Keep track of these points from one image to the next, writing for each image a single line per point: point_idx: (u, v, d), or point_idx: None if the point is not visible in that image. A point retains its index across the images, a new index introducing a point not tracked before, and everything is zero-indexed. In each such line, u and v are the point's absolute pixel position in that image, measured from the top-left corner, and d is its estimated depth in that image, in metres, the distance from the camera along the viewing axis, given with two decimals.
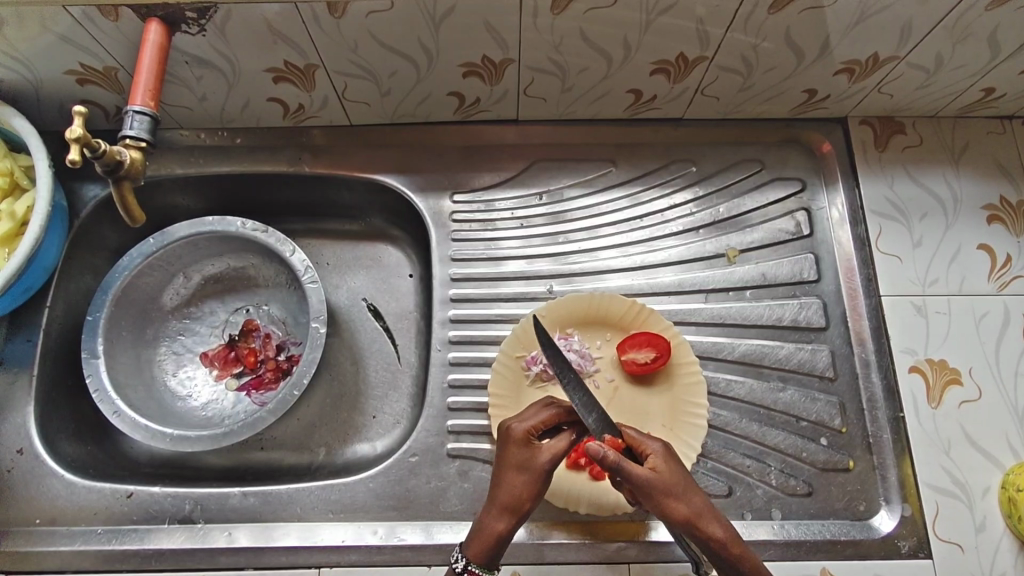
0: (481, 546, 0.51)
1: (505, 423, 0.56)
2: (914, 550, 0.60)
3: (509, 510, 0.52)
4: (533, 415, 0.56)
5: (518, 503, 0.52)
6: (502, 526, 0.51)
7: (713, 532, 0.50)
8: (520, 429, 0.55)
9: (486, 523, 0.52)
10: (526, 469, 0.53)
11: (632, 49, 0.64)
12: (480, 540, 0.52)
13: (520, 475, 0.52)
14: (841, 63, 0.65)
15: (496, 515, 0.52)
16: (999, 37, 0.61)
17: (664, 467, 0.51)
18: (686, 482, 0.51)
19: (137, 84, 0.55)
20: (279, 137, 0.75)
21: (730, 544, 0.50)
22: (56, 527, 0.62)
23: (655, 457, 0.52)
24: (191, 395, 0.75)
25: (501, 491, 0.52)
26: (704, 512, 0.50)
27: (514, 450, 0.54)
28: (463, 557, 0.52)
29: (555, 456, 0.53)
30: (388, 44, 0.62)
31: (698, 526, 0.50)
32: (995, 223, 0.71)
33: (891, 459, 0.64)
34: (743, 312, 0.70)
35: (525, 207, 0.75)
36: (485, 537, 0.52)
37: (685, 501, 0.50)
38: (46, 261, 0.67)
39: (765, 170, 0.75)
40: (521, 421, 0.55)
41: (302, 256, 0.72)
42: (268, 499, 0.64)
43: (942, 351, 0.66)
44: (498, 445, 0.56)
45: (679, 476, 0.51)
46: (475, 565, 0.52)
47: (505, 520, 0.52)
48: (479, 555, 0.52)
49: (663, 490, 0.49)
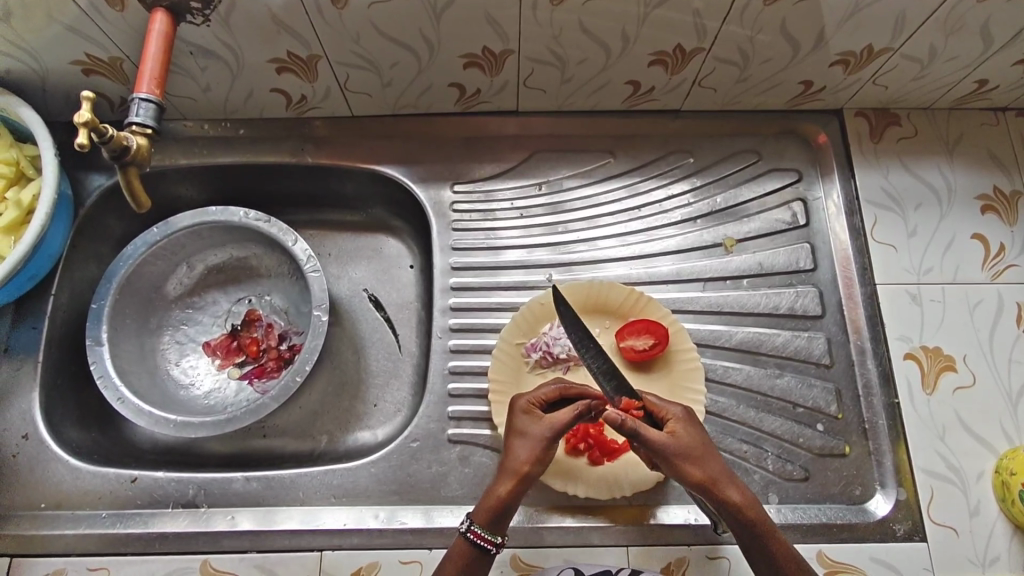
0: (485, 509, 0.52)
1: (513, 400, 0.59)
2: (909, 533, 0.61)
3: (511, 473, 0.53)
4: (538, 390, 0.59)
5: (519, 467, 0.53)
6: (505, 489, 0.53)
7: (730, 497, 0.52)
8: (523, 400, 0.57)
9: (492, 487, 0.54)
10: (528, 436, 0.55)
11: (631, 41, 0.65)
12: (484, 502, 0.53)
13: (522, 442, 0.55)
14: (836, 54, 0.66)
15: (501, 479, 0.53)
16: (991, 29, 0.62)
17: (683, 431, 0.54)
18: (701, 446, 0.54)
19: (143, 72, 0.55)
20: (281, 128, 0.76)
21: (746, 509, 0.51)
22: (62, 511, 0.63)
23: (676, 422, 0.55)
24: (195, 383, 0.76)
25: (506, 459, 0.55)
26: (721, 477, 0.53)
27: (517, 420, 0.56)
28: (468, 521, 0.53)
29: (555, 425, 0.55)
30: (390, 35, 0.63)
31: (714, 489, 0.52)
32: (989, 213, 0.72)
33: (886, 445, 0.65)
34: (741, 300, 0.71)
35: (524, 197, 0.76)
36: (489, 500, 0.53)
37: (700, 464, 0.52)
38: (51, 249, 0.68)
39: (762, 162, 0.76)
40: (523, 394, 0.58)
41: (304, 245, 0.73)
42: (270, 484, 0.65)
43: (937, 338, 0.67)
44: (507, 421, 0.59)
45: (697, 441, 0.54)
46: (477, 527, 0.52)
47: (507, 483, 0.53)
48: (482, 518, 0.52)
49: (678, 453, 0.52)
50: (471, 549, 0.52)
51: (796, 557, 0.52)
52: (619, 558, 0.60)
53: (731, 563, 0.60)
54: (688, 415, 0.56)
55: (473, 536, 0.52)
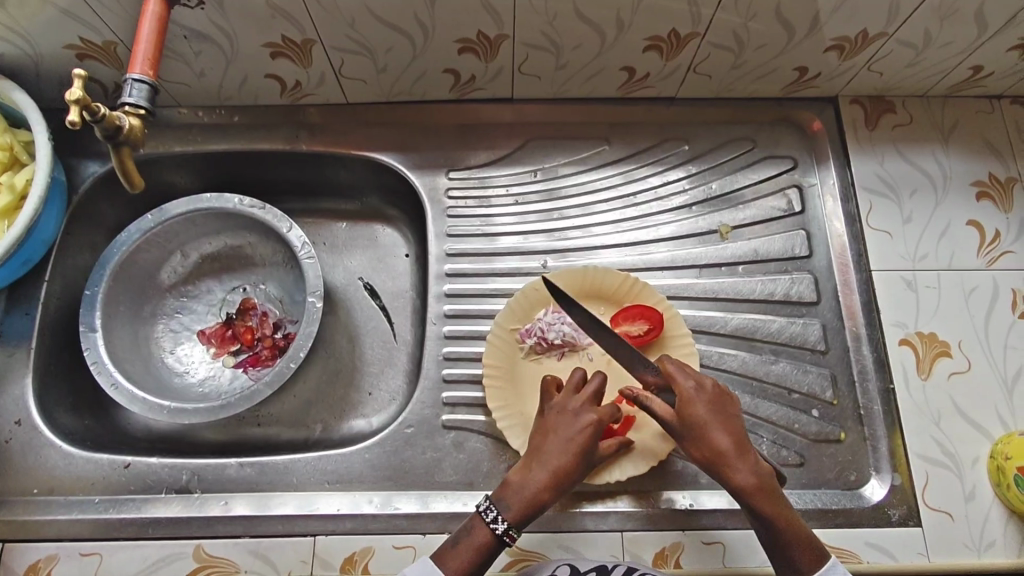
0: (525, 512, 0.52)
1: (583, 412, 0.56)
2: (904, 518, 0.61)
3: (558, 485, 0.53)
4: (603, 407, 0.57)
5: (566, 482, 0.53)
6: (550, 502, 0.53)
7: (734, 478, 0.51)
8: (589, 415, 0.56)
9: (535, 488, 0.52)
10: (586, 452, 0.54)
11: (625, 26, 0.64)
12: (526, 504, 0.52)
13: (580, 458, 0.54)
14: (831, 40, 0.66)
15: (550, 491, 0.53)
16: (986, 14, 0.62)
17: (692, 408, 0.54)
18: (711, 424, 0.53)
19: (136, 53, 0.55)
20: (276, 115, 0.76)
21: (751, 492, 0.51)
22: (55, 496, 0.62)
23: (686, 397, 0.54)
24: (190, 371, 0.76)
25: (557, 464, 0.53)
26: (729, 454, 0.52)
27: (584, 437, 0.54)
28: (506, 522, 0.51)
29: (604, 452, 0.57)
30: (384, 19, 0.63)
31: (718, 467, 0.52)
32: (984, 200, 0.72)
33: (881, 431, 0.64)
34: (736, 286, 0.71)
35: (519, 184, 0.76)
36: (530, 502, 0.52)
37: (704, 445, 0.52)
38: (45, 234, 0.68)
39: (757, 149, 0.76)
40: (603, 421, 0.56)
41: (299, 232, 0.72)
42: (264, 469, 0.65)
43: (932, 324, 0.67)
44: (565, 422, 0.55)
45: (705, 419, 0.53)
46: (514, 530, 0.51)
47: (552, 494, 0.53)
48: (520, 520, 0.51)
49: (677, 432, 0.54)
50: (494, 543, 0.51)
51: (812, 544, 0.51)
52: (614, 544, 0.60)
53: (726, 547, 0.59)
54: (703, 389, 0.55)
55: (508, 540, 0.51)
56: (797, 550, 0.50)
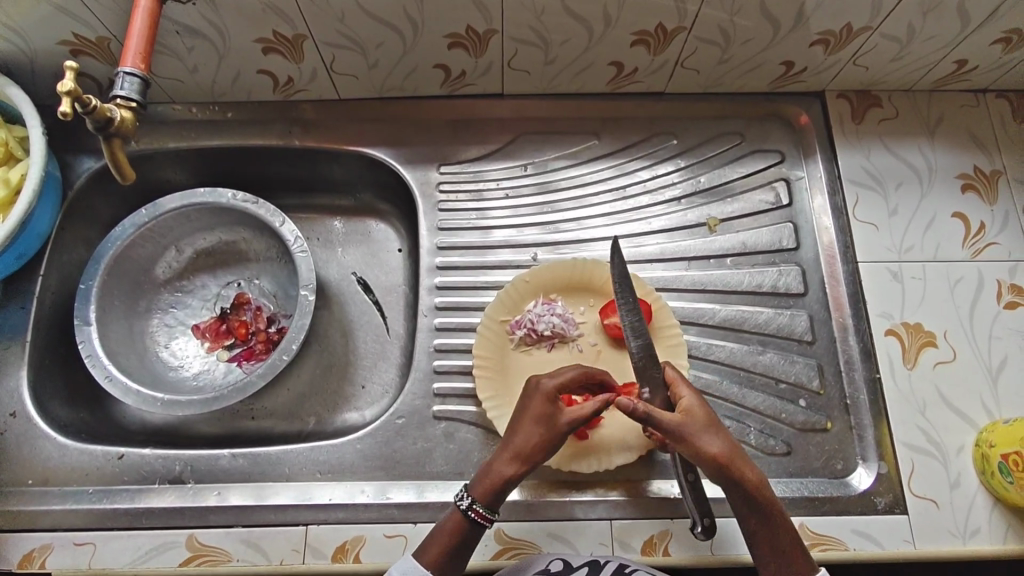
0: (488, 487, 0.53)
1: (535, 379, 0.57)
2: (890, 506, 0.61)
3: (519, 458, 0.54)
4: (561, 373, 0.58)
5: (529, 454, 0.54)
6: (512, 471, 0.53)
7: (748, 474, 0.51)
8: (546, 383, 0.56)
9: (497, 465, 0.54)
10: (545, 422, 0.54)
11: (612, 21, 0.65)
12: (487, 481, 0.53)
13: (535, 426, 0.54)
14: (816, 34, 0.67)
15: (509, 461, 0.54)
16: (968, 8, 0.63)
17: (697, 409, 0.54)
18: (715, 426, 0.53)
19: (128, 47, 0.55)
20: (269, 111, 0.77)
21: (761, 487, 0.51)
22: (49, 487, 0.63)
23: (687, 401, 0.54)
24: (184, 365, 0.76)
25: (515, 439, 0.54)
26: (736, 453, 0.52)
27: (537, 404, 0.55)
28: (468, 498, 0.53)
29: (575, 418, 0.54)
30: (374, 14, 0.63)
31: (732, 467, 0.51)
32: (969, 192, 0.72)
33: (868, 420, 0.65)
34: (724, 278, 0.71)
35: (510, 178, 0.77)
36: (492, 479, 0.53)
37: (716, 442, 0.52)
38: (38, 229, 0.69)
39: (745, 143, 0.77)
40: (548, 379, 0.56)
41: (292, 227, 0.73)
42: (256, 460, 0.65)
43: (917, 315, 0.68)
44: (523, 396, 0.57)
45: (710, 420, 0.53)
46: (479, 506, 0.53)
47: (513, 467, 0.53)
48: (484, 495, 0.53)
49: (692, 431, 0.52)
50: (465, 524, 0.53)
51: (802, 547, 0.51)
52: (604, 533, 0.60)
53: (712, 535, 0.60)
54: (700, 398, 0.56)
55: (474, 516, 0.52)
56: (796, 552, 0.51)
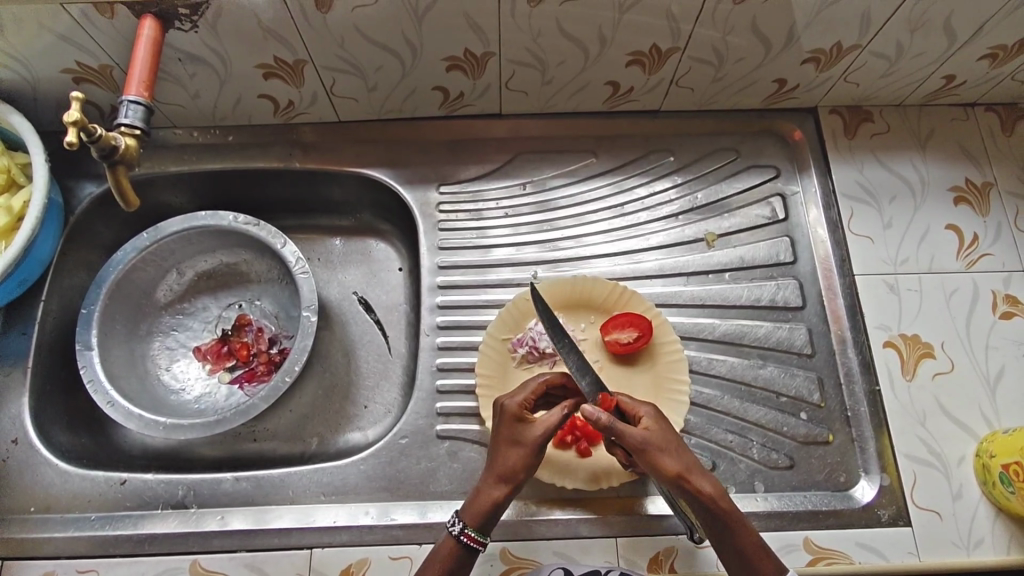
0: (478, 511, 0.53)
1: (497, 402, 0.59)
2: (893, 518, 0.61)
3: (504, 478, 0.54)
4: (522, 390, 0.59)
5: (512, 472, 0.54)
6: (500, 493, 0.54)
7: (701, 486, 0.51)
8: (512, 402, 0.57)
9: (486, 492, 0.54)
10: (519, 441, 0.55)
11: (607, 43, 0.67)
12: (476, 504, 0.54)
13: (513, 446, 0.55)
14: (807, 52, 0.68)
15: (494, 483, 0.54)
16: (954, 26, 0.65)
17: (655, 427, 0.54)
18: (675, 441, 0.54)
19: (132, 76, 0.56)
20: (269, 135, 0.77)
21: (718, 498, 0.52)
22: (50, 514, 0.63)
23: (647, 418, 0.55)
24: (186, 388, 0.76)
25: (497, 462, 0.55)
26: (692, 467, 0.52)
27: (508, 425, 0.56)
28: (459, 523, 0.54)
29: (547, 430, 0.55)
30: (374, 39, 0.65)
31: (687, 481, 0.52)
32: (962, 204, 0.73)
33: (868, 432, 0.65)
34: (723, 293, 0.72)
35: (510, 197, 0.77)
36: (481, 503, 0.54)
37: (674, 457, 0.52)
38: (40, 254, 0.69)
39: (740, 159, 0.78)
40: (512, 396, 0.58)
41: (293, 248, 0.74)
42: (260, 483, 0.65)
43: (914, 326, 0.68)
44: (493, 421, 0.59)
45: (668, 435, 0.54)
46: (470, 529, 0.53)
47: (500, 488, 0.54)
48: (475, 520, 0.53)
49: (651, 446, 0.52)
50: (458, 547, 0.53)
51: (764, 549, 0.52)
52: (608, 551, 0.60)
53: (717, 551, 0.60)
54: (660, 415, 0.56)
55: (467, 540, 0.53)
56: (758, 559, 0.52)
